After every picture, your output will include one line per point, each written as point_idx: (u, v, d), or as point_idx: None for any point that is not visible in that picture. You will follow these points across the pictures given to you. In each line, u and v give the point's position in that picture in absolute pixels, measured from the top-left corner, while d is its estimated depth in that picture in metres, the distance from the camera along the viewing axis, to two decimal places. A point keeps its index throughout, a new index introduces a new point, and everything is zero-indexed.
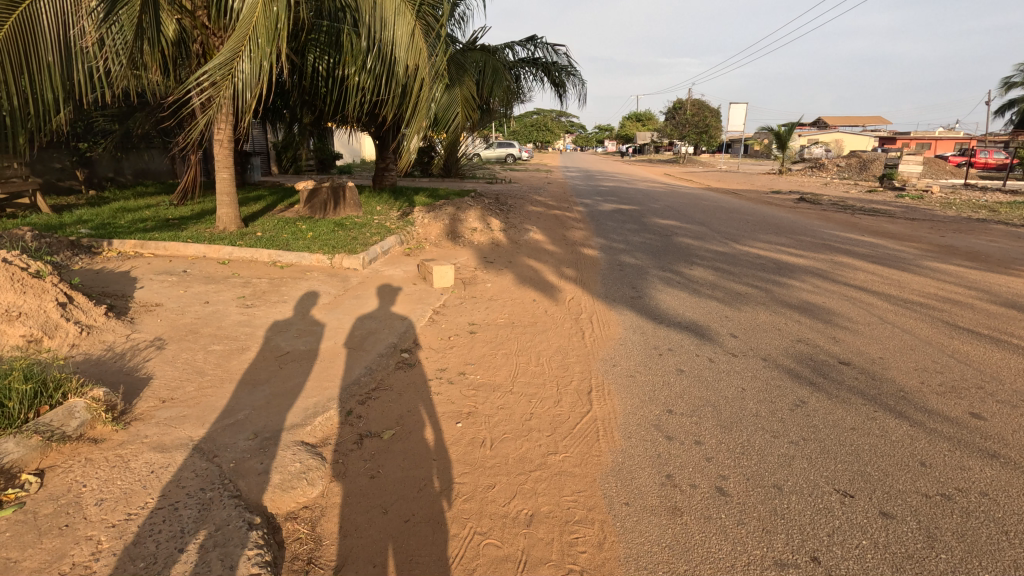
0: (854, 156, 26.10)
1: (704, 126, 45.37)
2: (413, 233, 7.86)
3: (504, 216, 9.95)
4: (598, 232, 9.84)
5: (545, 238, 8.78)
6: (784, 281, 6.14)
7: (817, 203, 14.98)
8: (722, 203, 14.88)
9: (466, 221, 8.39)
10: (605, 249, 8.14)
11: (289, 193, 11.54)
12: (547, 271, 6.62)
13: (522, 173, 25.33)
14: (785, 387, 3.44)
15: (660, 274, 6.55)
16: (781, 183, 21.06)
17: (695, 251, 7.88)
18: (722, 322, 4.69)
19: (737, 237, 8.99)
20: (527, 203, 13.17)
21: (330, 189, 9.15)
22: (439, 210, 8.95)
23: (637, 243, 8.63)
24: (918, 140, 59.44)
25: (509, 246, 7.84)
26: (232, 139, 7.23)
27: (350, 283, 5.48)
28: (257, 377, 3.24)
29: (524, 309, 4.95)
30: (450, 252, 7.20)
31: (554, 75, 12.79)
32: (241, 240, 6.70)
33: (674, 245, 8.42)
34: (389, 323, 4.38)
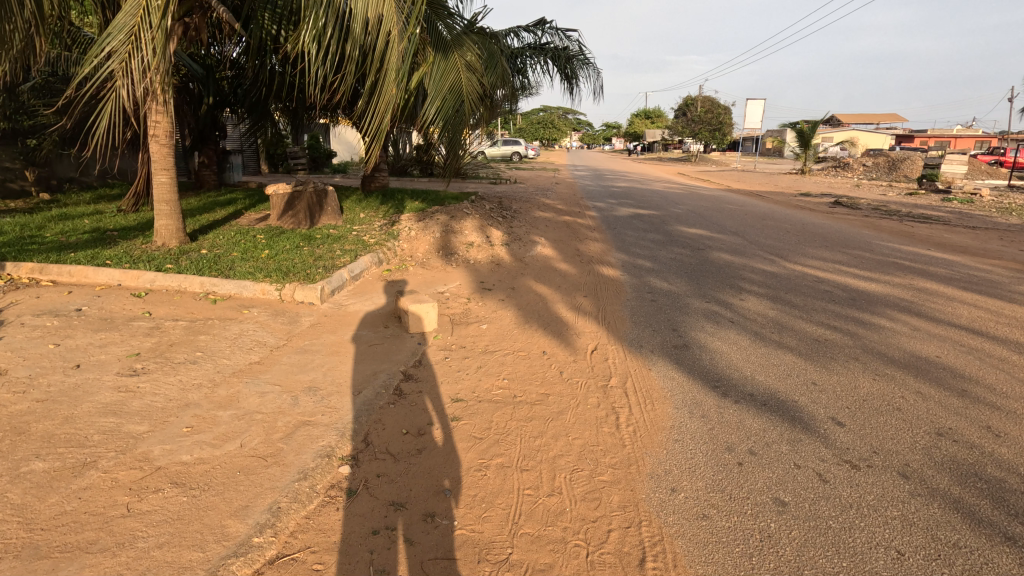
0: (883, 155, 24.52)
1: (718, 123, 43.77)
2: (398, 249, 6.47)
3: (507, 225, 8.56)
4: (617, 244, 8.44)
5: (556, 253, 7.39)
6: (869, 320, 4.73)
7: (855, 207, 13.49)
8: (750, 207, 13.44)
9: (462, 233, 7.03)
10: (627, 268, 6.75)
11: (265, 197, 10.22)
12: (559, 300, 5.26)
13: (530, 172, 23.95)
14: (970, 548, 2.06)
15: (703, 306, 5.15)
16: (808, 185, 19.55)
17: (740, 273, 6.49)
18: (813, 396, 3.31)
19: (784, 253, 7.58)
20: (533, 208, 11.76)
21: (308, 194, 7.86)
22: (429, 219, 7.58)
23: (666, 260, 7.24)
24: (938, 139, 57.52)
25: (513, 265, 6.47)
26: (171, 134, 5.92)
27: (300, 326, 4.13)
28: (69, 544, 1.89)
29: (531, 370, 3.58)
30: (438, 275, 5.83)
31: (565, 64, 11.39)
32: (175, 260, 5.36)
33: (711, 264, 6.99)
34: (336, 402, 3.02)
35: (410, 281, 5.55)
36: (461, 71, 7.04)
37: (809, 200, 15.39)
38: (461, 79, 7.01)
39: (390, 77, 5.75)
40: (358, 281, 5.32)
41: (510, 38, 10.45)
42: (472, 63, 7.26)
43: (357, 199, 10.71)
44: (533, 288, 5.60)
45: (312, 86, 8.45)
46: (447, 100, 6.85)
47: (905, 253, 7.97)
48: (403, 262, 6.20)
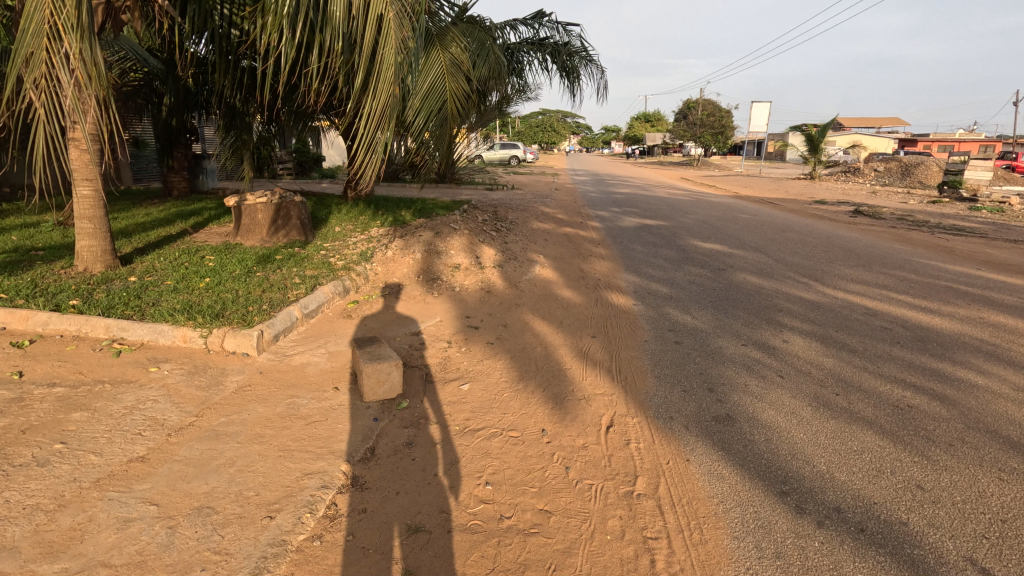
0: (894, 160, 23.66)
1: (720, 126, 42.95)
2: (370, 275, 5.48)
3: (501, 241, 7.58)
4: (624, 262, 7.47)
5: (556, 275, 6.42)
6: (952, 373, 3.75)
7: (878, 216, 12.56)
8: (765, 217, 12.51)
9: (448, 253, 6.05)
10: (638, 295, 5.78)
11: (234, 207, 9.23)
12: (562, 342, 4.29)
13: (527, 177, 23.01)
14: None
15: (740, 352, 4.16)
16: (820, 191, 18.66)
17: (772, 302, 5.52)
18: (928, 513, 2.33)
19: (818, 275, 6.62)
20: (531, 218, 10.79)
21: (293, 210, 6.93)
22: (411, 235, 6.62)
23: (683, 284, 6.28)
24: (941, 143, 56.99)
25: (507, 292, 5.50)
26: (96, 138, 4.92)
27: (222, 391, 3.13)
28: None
29: (524, 466, 2.59)
30: (415, 308, 4.86)
31: (565, 60, 10.43)
32: (90, 292, 4.35)
33: (735, 289, 6.03)
34: (233, 537, 2.03)
35: (381, 318, 4.55)
36: (447, 66, 6.07)
37: (825, 208, 14.46)
38: (448, 75, 6.04)
39: (387, 72, 4.75)
40: (314, 319, 4.31)
41: (506, 32, 9.51)
42: (459, 57, 6.29)
43: (336, 208, 9.70)
44: (530, 324, 4.64)
45: (284, 82, 7.48)
46: (436, 96, 5.84)
47: (949, 273, 7.04)
48: (376, 291, 5.20)
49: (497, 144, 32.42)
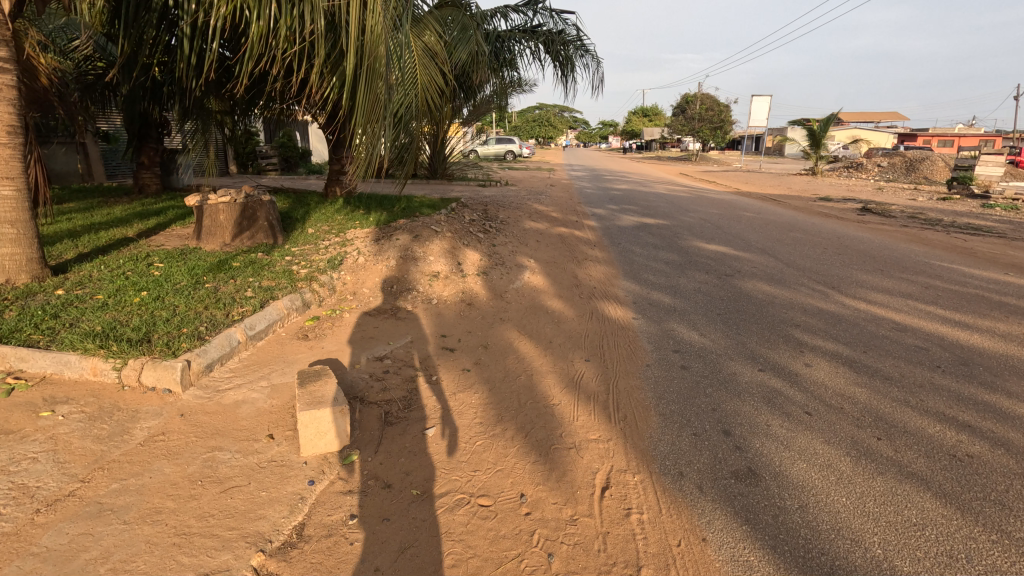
0: (898, 156, 23.17)
1: (719, 121, 42.38)
2: (336, 285, 4.87)
3: (489, 244, 6.97)
4: (622, 267, 6.87)
5: (547, 282, 5.82)
6: (1009, 409, 3.17)
7: (888, 214, 12.00)
8: (769, 215, 11.95)
9: (426, 259, 5.44)
10: (638, 305, 5.19)
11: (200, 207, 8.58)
12: (549, 367, 3.69)
13: (522, 172, 22.43)
14: None
15: (757, 380, 3.55)
16: (823, 187, 18.14)
17: (788, 315, 4.92)
18: None
19: (834, 282, 6.04)
20: (523, 217, 10.19)
21: (260, 211, 6.32)
22: (388, 238, 6.00)
23: (688, 292, 5.69)
24: (941, 139, 56.63)
25: (490, 304, 4.91)
26: (18, 129, 4.26)
27: (124, 443, 2.53)
28: None
29: (494, 557, 2.00)
30: (384, 325, 4.26)
31: (558, 49, 9.77)
32: (3, 309, 3.75)
33: (745, 300, 5.43)
34: None
35: (341, 340, 3.93)
36: (422, 54, 5.46)
37: (832, 205, 13.88)
38: (423, 64, 5.44)
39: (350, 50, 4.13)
40: (260, 343, 3.69)
41: (495, 20, 8.83)
42: (432, 45, 5.67)
43: (315, 207, 9.07)
44: (514, 344, 4.04)
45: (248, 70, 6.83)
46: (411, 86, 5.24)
47: (976, 278, 6.47)
48: (340, 305, 4.58)
49: (493, 139, 31.76)
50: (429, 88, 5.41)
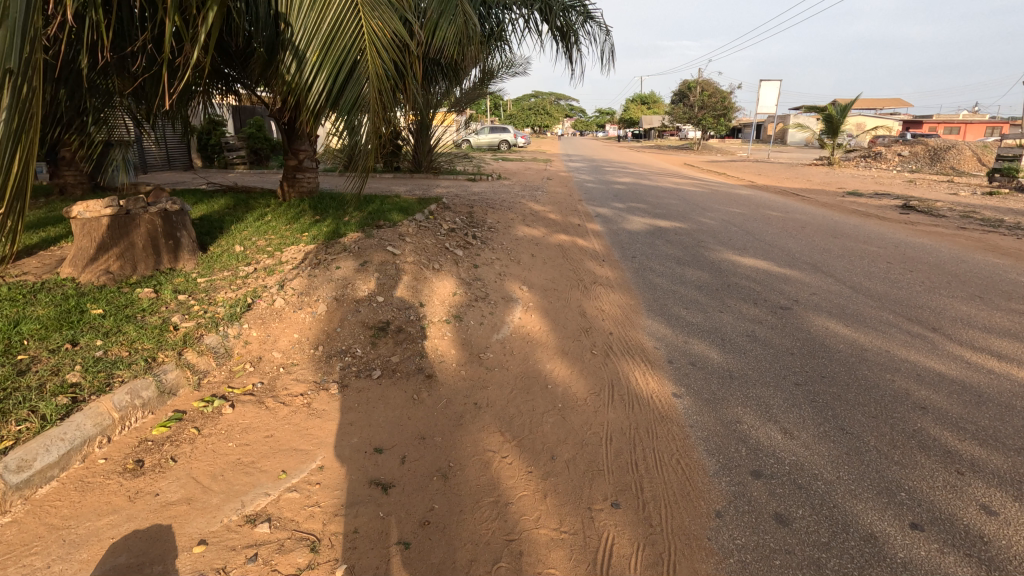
0: (921, 144, 21.54)
1: (723, 109, 40.48)
2: (232, 348, 3.27)
3: (469, 265, 5.38)
4: (643, 294, 5.30)
5: (548, 326, 4.24)
6: None
7: (935, 213, 10.44)
8: (800, 214, 10.38)
9: (372, 298, 3.83)
10: (677, 369, 3.61)
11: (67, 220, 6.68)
12: (551, 528, 2.13)
13: (517, 164, 20.69)
14: None
15: (924, 562, 2.00)
16: (847, 180, 16.51)
17: (898, 386, 3.36)
18: None
19: (934, 323, 4.45)
20: (516, 221, 8.59)
21: (153, 229, 4.73)
22: (329, 265, 4.41)
23: (739, 340, 4.12)
24: (948, 125, 54.92)
25: (461, 372, 3.33)
26: None
27: None
28: None
29: None
30: (286, 426, 2.68)
31: (556, 18, 8.01)
32: None
33: (823, 352, 3.88)
34: None
35: (201, 467, 2.34)
36: None
37: (865, 201, 12.29)
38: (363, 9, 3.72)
39: None
40: (39, 491, 2.12)
41: None
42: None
43: (260, 213, 7.46)
44: (491, 468, 2.47)
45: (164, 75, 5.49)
46: (336, 40, 3.61)
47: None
48: (229, 387, 2.98)
49: (485, 128, 29.97)
50: (374, 42, 3.71)
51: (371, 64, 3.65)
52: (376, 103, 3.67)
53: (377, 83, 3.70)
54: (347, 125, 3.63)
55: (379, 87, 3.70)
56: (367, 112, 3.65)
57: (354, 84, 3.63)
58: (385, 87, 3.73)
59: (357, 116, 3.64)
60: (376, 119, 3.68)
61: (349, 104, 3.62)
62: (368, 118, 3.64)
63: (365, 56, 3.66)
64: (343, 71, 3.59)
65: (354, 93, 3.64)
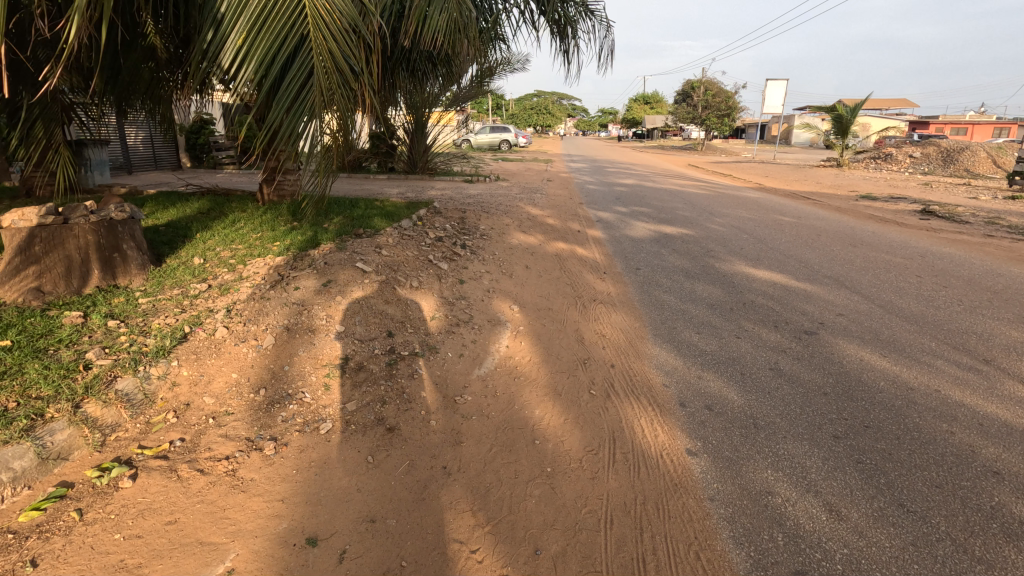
0: (932, 145, 20.92)
1: (728, 108, 39.84)
2: (153, 393, 2.71)
3: (453, 280, 4.81)
4: (648, 313, 4.73)
5: (539, 356, 3.67)
6: None
7: (958, 218, 9.84)
8: (813, 219, 9.79)
9: (330, 327, 3.26)
10: (690, 416, 3.03)
11: None
12: None
13: (516, 165, 20.12)
14: None
15: None
16: (858, 182, 15.91)
17: (959, 441, 2.78)
18: None
19: (984, 353, 3.88)
20: (511, 227, 8.03)
21: (88, 241, 4.18)
22: (288, 284, 3.84)
23: (760, 374, 3.55)
24: (956, 126, 54.23)
25: (430, 422, 2.77)
26: None
27: None
28: None
29: None
30: (197, 502, 2.11)
31: (553, 11, 7.37)
32: None
33: (862, 393, 3.29)
34: None
35: (69, 575, 1.78)
36: None
37: (880, 205, 11.70)
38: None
39: None
40: None
41: None
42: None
43: (233, 219, 6.90)
44: (453, 569, 1.92)
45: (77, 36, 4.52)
46: (275, 22, 3.27)
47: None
48: (139, 446, 2.42)
49: (485, 129, 29.48)
50: (320, 25, 3.35)
51: (315, 52, 3.31)
52: (323, 94, 3.33)
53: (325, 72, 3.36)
54: (289, 119, 3.31)
55: (327, 81, 3.37)
56: (312, 104, 3.33)
57: (298, 74, 3.33)
58: (336, 78, 3.40)
59: (300, 109, 3.32)
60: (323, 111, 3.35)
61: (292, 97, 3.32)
62: (313, 111, 3.31)
63: (309, 42, 3.32)
64: (282, 57, 3.26)
65: (298, 86, 3.34)
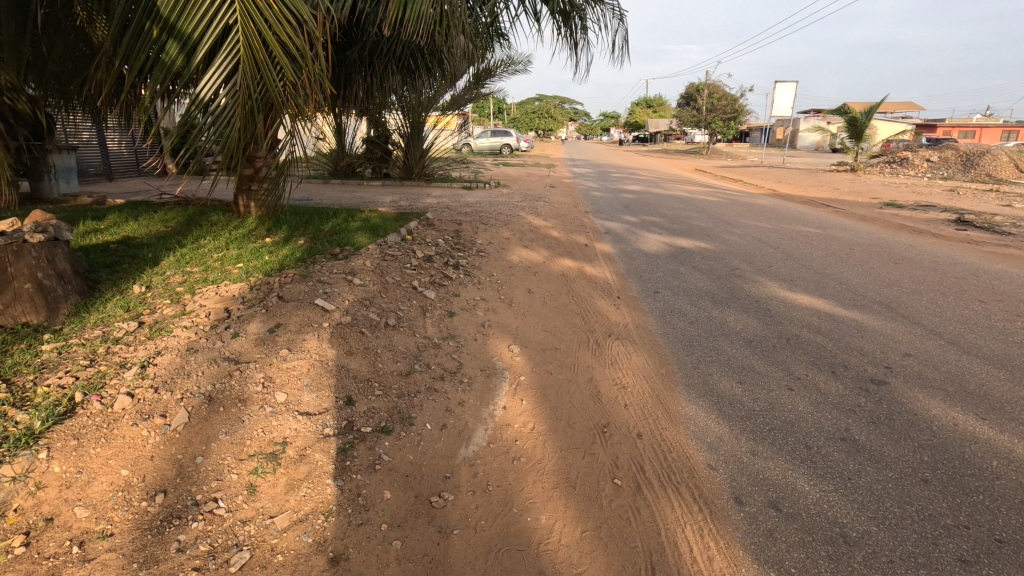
0: (950, 149, 20.12)
1: (733, 112, 39.09)
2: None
3: (440, 313, 4.04)
4: (674, 353, 3.93)
5: (545, 424, 2.86)
6: None
7: (998, 229, 9.01)
8: (841, 230, 9.00)
9: (268, 397, 2.46)
10: (753, 523, 2.22)
11: None
12: None
13: (517, 171, 19.36)
14: None
15: None
16: (878, 188, 15.13)
17: None
18: None
19: None
20: (511, 240, 7.25)
21: (27, 276, 3.48)
22: (229, 328, 3.05)
23: (829, 447, 2.75)
24: (964, 129, 53.40)
25: (394, 544, 1.95)
26: None
27: None
28: None
29: None
30: None
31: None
32: None
33: (973, 481, 2.48)
34: None
35: None
36: None
37: (909, 214, 10.90)
38: None
39: None
40: None
41: None
42: None
43: (198, 234, 6.13)
44: None
45: None
46: (198, 8, 3.08)
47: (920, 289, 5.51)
48: None
49: (486, 133, 28.83)
50: (251, 13, 3.16)
51: (244, 46, 3.14)
52: (248, 92, 3.21)
53: (256, 67, 3.20)
54: (208, 114, 3.22)
55: (254, 76, 3.22)
56: (237, 101, 3.23)
57: (224, 65, 3.18)
58: (265, 73, 3.24)
59: (222, 108, 3.22)
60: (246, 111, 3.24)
61: (214, 90, 3.19)
62: (236, 108, 3.22)
63: (238, 32, 3.15)
64: (205, 47, 3.10)
65: (221, 80, 3.20)
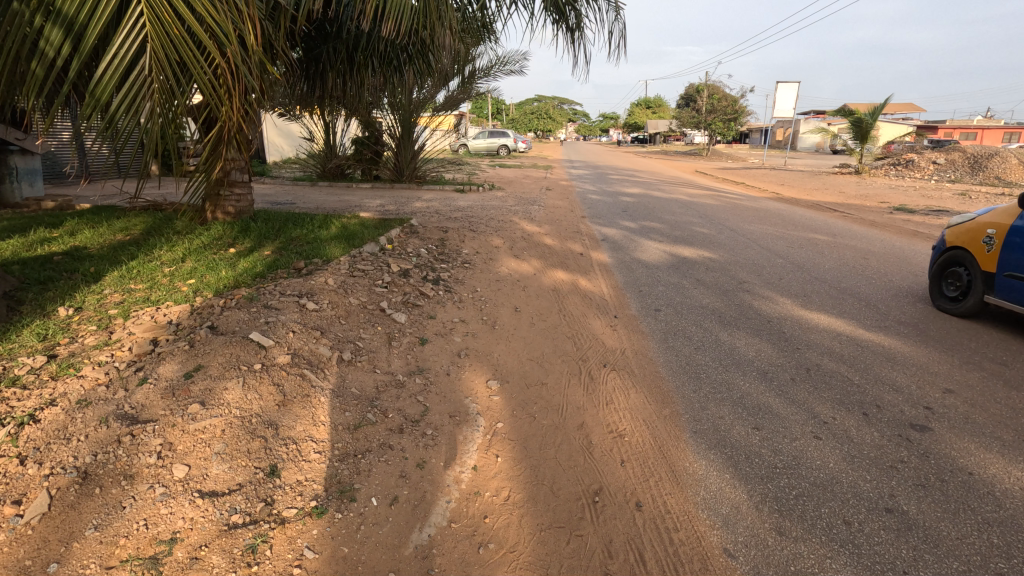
0: (958, 151, 19.64)
1: (733, 113, 38.62)
2: None
3: (410, 341, 3.51)
4: (679, 388, 3.40)
5: (523, 492, 2.32)
6: None
7: None
8: (852, 237, 8.50)
9: (162, 472, 1.92)
10: None
11: None
12: None
13: (513, 172, 18.84)
14: None
15: None
16: (885, 191, 14.64)
17: None
18: None
19: None
20: (500, 249, 6.74)
21: None
22: (142, 369, 2.52)
23: (875, 521, 2.24)
24: (965, 131, 52.99)
25: None
26: None
27: None
28: None
29: None
30: None
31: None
32: None
33: None
34: None
35: None
36: None
37: (921, 219, 10.40)
38: None
39: None
40: None
41: None
42: None
43: (155, 244, 5.59)
44: None
45: None
46: None
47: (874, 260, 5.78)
48: None
49: (482, 134, 28.32)
50: None
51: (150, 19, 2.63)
52: (166, 71, 2.67)
53: (171, 42, 2.69)
54: (112, 101, 2.59)
55: (168, 54, 2.68)
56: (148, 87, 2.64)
57: (128, 42, 2.64)
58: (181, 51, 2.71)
59: (130, 97, 2.62)
60: (163, 93, 2.68)
61: (119, 71, 2.60)
62: (146, 90, 2.64)
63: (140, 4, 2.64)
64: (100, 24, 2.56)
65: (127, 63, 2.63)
